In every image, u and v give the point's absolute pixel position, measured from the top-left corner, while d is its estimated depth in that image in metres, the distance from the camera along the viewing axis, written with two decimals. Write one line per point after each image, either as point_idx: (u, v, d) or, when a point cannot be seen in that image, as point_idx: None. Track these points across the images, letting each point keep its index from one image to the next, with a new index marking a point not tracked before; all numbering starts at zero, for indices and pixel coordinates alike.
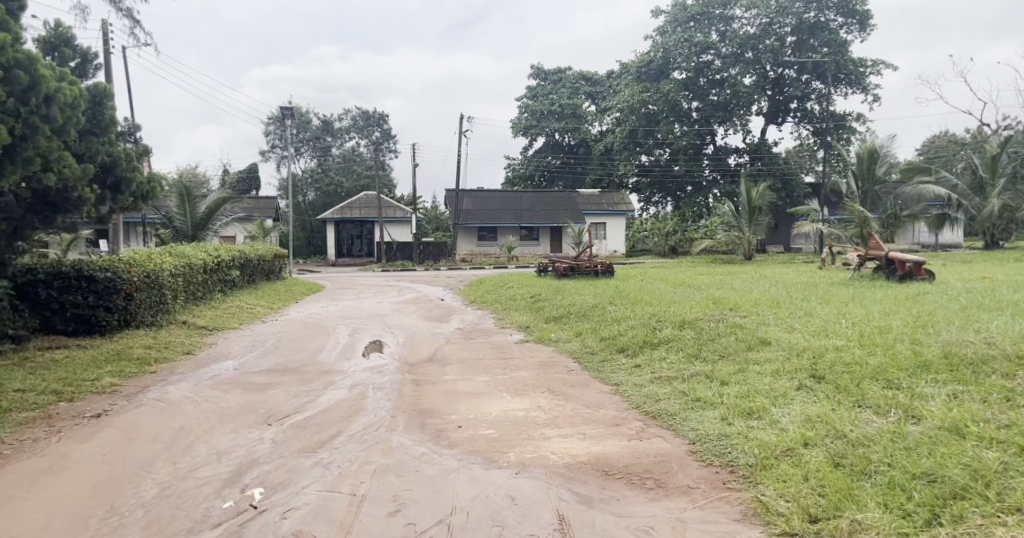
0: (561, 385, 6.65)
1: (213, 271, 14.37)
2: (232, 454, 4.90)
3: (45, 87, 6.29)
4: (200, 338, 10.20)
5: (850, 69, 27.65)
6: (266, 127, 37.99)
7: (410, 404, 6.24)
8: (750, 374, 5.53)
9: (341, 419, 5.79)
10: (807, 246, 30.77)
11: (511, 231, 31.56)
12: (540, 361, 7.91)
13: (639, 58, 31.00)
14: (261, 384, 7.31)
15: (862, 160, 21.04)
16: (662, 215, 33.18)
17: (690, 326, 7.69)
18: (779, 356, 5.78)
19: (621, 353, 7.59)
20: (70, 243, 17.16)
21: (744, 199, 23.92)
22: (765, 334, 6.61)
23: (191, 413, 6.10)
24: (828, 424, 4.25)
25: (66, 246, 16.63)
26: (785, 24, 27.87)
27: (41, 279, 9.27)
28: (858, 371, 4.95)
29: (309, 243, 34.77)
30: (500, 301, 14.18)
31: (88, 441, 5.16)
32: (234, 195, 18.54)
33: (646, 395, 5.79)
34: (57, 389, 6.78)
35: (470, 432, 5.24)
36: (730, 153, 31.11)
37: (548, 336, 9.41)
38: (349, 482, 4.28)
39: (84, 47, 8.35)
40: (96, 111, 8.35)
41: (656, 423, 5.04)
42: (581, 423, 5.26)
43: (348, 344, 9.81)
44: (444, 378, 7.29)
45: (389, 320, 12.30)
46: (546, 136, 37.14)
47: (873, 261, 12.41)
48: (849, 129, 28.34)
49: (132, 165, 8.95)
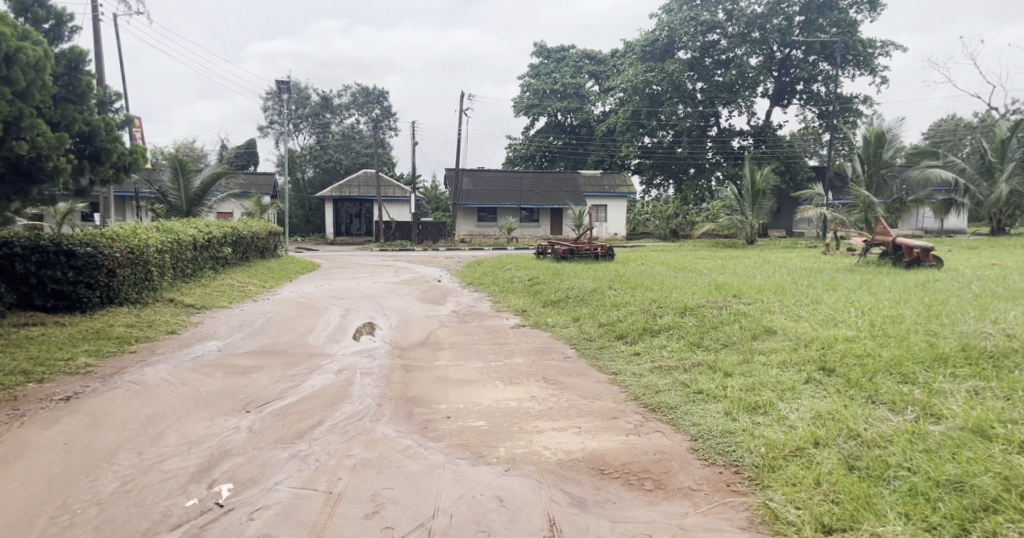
0: (556, 373, 6.35)
1: (203, 248, 14.00)
2: (205, 443, 4.62)
3: (5, 46, 6.21)
4: (185, 316, 9.90)
5: (859, 51, 27.04)
6: (265, 101, 37.46)
7: (399, 391, 5.94)
8: (755, 365, 5.19)
9: (325, 407, 5.50)
10: (810, 230, 30.38)
11: (510, 212, 31.17)
12: (534, 347, 7.63)
13: (643, 37, 30.56)
14: (245, 367, 7.01)
15: (869, 143, 20.71)
16: (664, 198, 32.75)
17: (691, 313, 7.37)
18: (786, 346, 5.44)
19: (620, 340, 7.30)
20: (60, 216, 16.81)
21: (749, 181, 23.57)
22: (771, 323, 6.27)
23: (167, 397, 5.83)
24: (838, 421, 3.92)
25: (56, 219, 16.27)
26: (793, 3, 27.29)
27: (18, 253, 8.94)
28: (871, 363, 4.59)
29: (307, 222, 34.35)
30: (498, 283, 13.88)
31: (50, 428, 4.88)
32: (229, 170, 18.11)
33: (646, 386, 5.49)
34: (27, 369, 6.50)
35: (459, 424, 4.95)
36: (734, 135, 30.51)
37: (544, 321, 9.13)
38: (325, 478, 4.00)
39: (58, 7, 8.17)
40: (72, 76, 8.23)
41: (655, 417, 4.73)
42: (577, 415, 4.96)
43: (338, 325, 9.51)
44: (436, 363, 6.99)
45: (383, 301, 11.99)
46: (548, 116, 36.59)
47: (880, 246, 12.08)
48: (855, 112, 27.87)
49: (112, 135, 8.64)
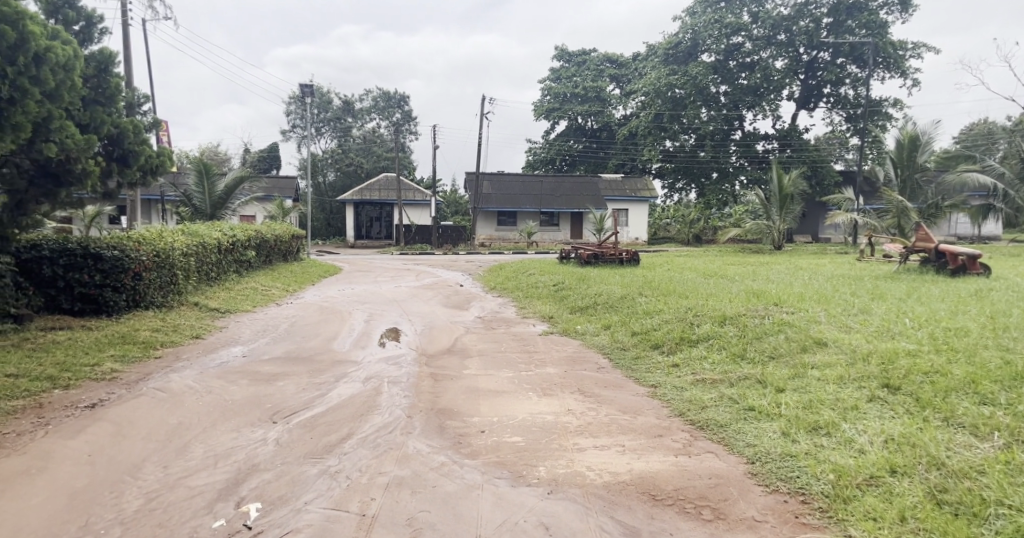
0: (591, 384, 6.09)
1: (227, 251, 13.91)
2: (232, 457, 4.42)
3: (34, 44, 5.79)
4: (210, 320, 9.77)
5: (889, 53, 26.44)
6: (287, 105, 37.61)
7: (429, 402, 5.70)
8: (809, 380, 4.89)
9: (353, 418, 5.29)
10: (837, 236, 29.81)
11: (531, 216, 30.94)
12: (566, 356, 7.37)
13: (667, 40, 30.29)
14: (271, 374, 6.82)
15: (903, 146, 20.39)
16: (686, 202, 32.33)
17: (731, 322, 7.07)
18: (840, 361, 5.13)
19: (656, 350, 7.01)
20: (87, 218, 16.88)
21: (777, 186, 22.93)
22: (820, 334, 5.96)
23: (193, 405, 5.65)
24: (917, 447, 3.62)
25: (83, 222, 16.35)
26: (821, 5, 26.80)
27: (47, 256, 8.88)
28: (942, 381, 4.29)
29: (328, 225, 34.28)
30: (521, 288, 13.63)
31: (74, 438, 4.71)
32: (253, 173, 18.07)
33: (690, 401, 5.20)
34: (53, 374, 6.36)
35: (494, 439, 4.72)
36: (758, 139, 30.05)
37: (573, 328, 8.86)
38: (357, 499, 3.78)
39: (89, 9, 8.24)
40: (101, 78, 8.16)
41: (704, 436, 4.45)
42: (619, 432, 4.70)
43: (363, 331, 9.32)
44: (464, 372, 6.75)
45: (407, 306, 11.81)
46: (569, 119, 36.31)
47: (920, 253, 11.65)
48: (885, 115, 27.36)
49: (141, 138, 8.55)
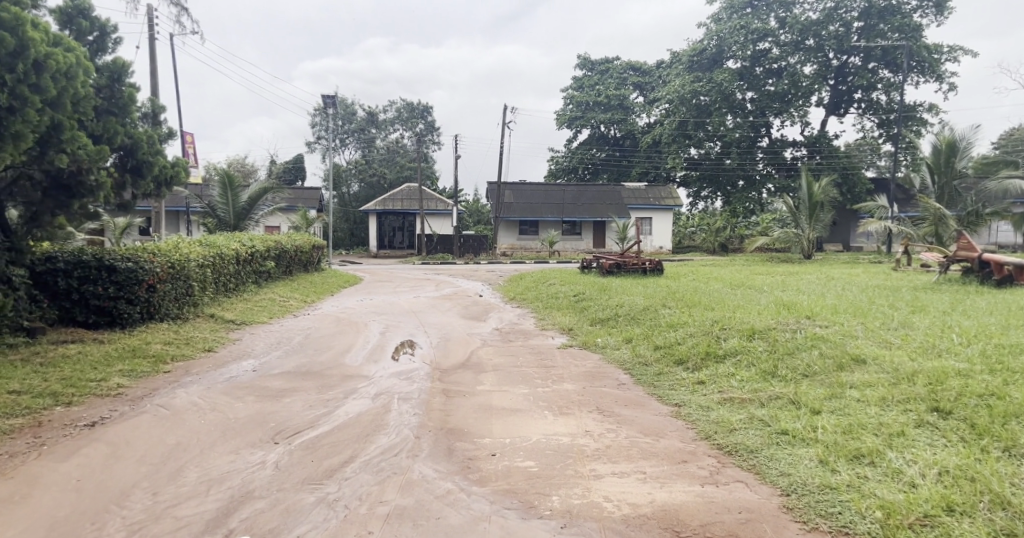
0: (612, 403, 5.73)
1: (246, 261, 13.80)
2: (226, 482, 4.17)
3: (33, 52, 5.62)
4: (224, 332, 9.59)
5: (924, 56, 25.73)
6: (312, 117, 37.82)
7: (439, 421, 5.40)
8: (847, 402, 4.51)
9: (358, 438, 5.01)
10: (870, 245, 29.06)
11: (553, 225, 30.64)
12: (586, 371, 7.03)
13: (691, 47, 29.91)
14: (279, 390, 6.57)
15: (940, 152, 19.98)
16: (712, 211, 31.79)
17: (761, 337, 6.68)
18: (882, 380, 4.74)
19: (680, 366, 6.63)
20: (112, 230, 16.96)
21: (806, 193, 22.59)
22: (857, 351, 5.56)
23: (194, 424, 5.42)
24: (977, 483, 3.24)
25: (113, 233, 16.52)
26: (851, 8, 26.20)
27: (61, 268, 8.72)
28: (1000, 406, 3.90)
29: (351, 235, 33.96)
30: (542, 299, 13.30)
31: (66, 460, 4.48)
32: (277, 184, 18.02)
33: (717, 422, 4.84)
34: (57, 390, 6.17)
35: (506, 463, 4.40)
36: (786, 146, 29.52)
37: (593, 341, 8.51)
38: (353, 533, 3.52)
39: (102, 18, 8.17)
40: (114, 88, 8.03)
41: (733, 463, 4.08)
42: (640, 457, 4.35)
43: (377, 344, 9.05)
44: (478, 388, 6.43)
45: (424, 317, 11.53)
46: (592, 128, 35.98)
47: (962, 263, 11.14)
48: (919, 120, 26.68)
49: (155, 148, 8.43)
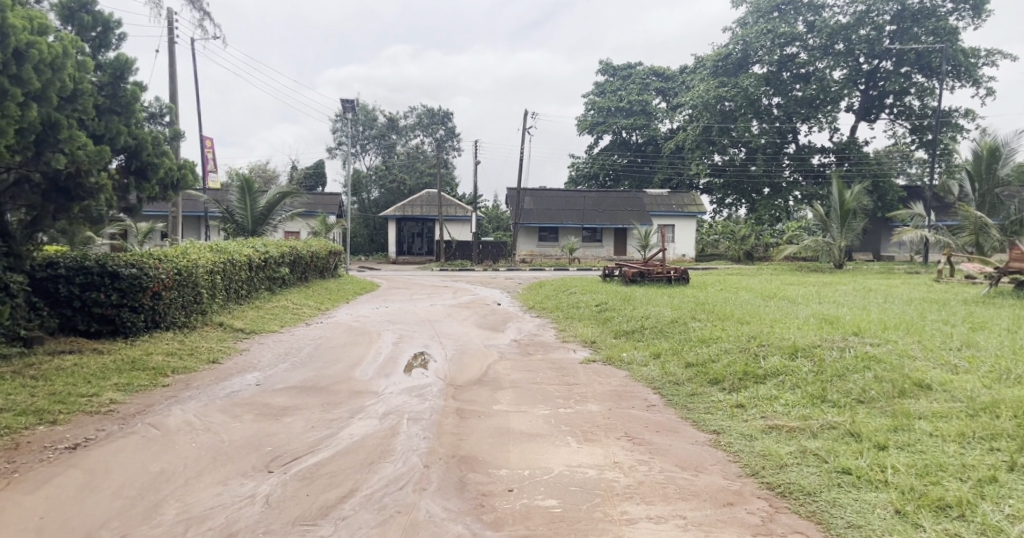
0: (642, 428, 5.17)
1: (259, 267, 13.42)
2: (207, 523, 3.70)
3: (13, 39, 5.23)
4: (231, 342, 9.15)
5: (961, 60, 24.84)
6: (333, 124, 37.71)
7: (450, 447, 4.88)
8: (919, 436, 3.97)
9: (361, 466, 4.52)
10: (901, 254, 28.19)
11: (573, 231, 30.15)
12: (611, 389, 6.46)
13: (715, 51, 29.17)
14: (280, 408, 6.08)
15: (981, 158, 19.21)
16: (737, 218, 31.01)
17: (804, 355, 6.07)
18: (957, 411, 4.21)
19: (714, 386, 6.04)
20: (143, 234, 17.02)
21: (837, 200, 21.77)
22: (920, 374, 4.97)
23: (185, 447, 4.95)
24: None
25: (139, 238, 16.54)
26: (883, 12, 25.39)
27: (63, 275, 8.34)
28: None
29: (371, 241, 33.66)
30: (562, 308, 12.74)
31: (34, 492, 4.04)
32: (296, 190, 17.61)
33: (763, 456, 4.26)
34: (43, 408, 5.73)
35: (524, 500, 3.87)
36: (814, 152, 28.75)
37: (618, 356, 7.94)
38: None
39: (105, 13, 7.78)
40: (117, 86, 7.63)
41: (788, 508, 3.55)
42: (679, 498, 3.79)
43: (389, 356, 8.53)
44: (494, 408, 5.89)
45: (439, 327, 11.01)
46: (613, 133, 35.35)
47: (1014, 276, 10.38)
48: (955, 126, 25.79)
49: (161, 149, 8.04)
